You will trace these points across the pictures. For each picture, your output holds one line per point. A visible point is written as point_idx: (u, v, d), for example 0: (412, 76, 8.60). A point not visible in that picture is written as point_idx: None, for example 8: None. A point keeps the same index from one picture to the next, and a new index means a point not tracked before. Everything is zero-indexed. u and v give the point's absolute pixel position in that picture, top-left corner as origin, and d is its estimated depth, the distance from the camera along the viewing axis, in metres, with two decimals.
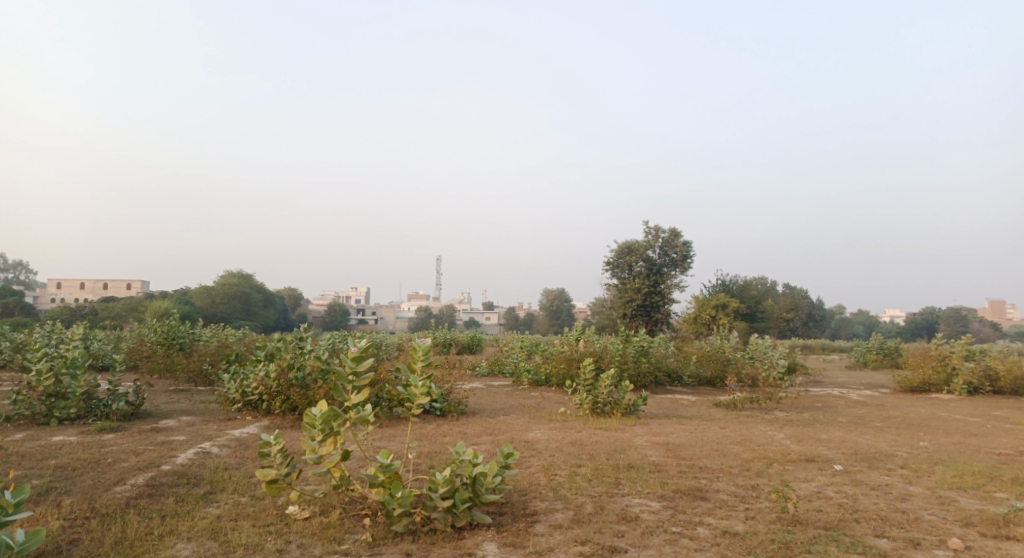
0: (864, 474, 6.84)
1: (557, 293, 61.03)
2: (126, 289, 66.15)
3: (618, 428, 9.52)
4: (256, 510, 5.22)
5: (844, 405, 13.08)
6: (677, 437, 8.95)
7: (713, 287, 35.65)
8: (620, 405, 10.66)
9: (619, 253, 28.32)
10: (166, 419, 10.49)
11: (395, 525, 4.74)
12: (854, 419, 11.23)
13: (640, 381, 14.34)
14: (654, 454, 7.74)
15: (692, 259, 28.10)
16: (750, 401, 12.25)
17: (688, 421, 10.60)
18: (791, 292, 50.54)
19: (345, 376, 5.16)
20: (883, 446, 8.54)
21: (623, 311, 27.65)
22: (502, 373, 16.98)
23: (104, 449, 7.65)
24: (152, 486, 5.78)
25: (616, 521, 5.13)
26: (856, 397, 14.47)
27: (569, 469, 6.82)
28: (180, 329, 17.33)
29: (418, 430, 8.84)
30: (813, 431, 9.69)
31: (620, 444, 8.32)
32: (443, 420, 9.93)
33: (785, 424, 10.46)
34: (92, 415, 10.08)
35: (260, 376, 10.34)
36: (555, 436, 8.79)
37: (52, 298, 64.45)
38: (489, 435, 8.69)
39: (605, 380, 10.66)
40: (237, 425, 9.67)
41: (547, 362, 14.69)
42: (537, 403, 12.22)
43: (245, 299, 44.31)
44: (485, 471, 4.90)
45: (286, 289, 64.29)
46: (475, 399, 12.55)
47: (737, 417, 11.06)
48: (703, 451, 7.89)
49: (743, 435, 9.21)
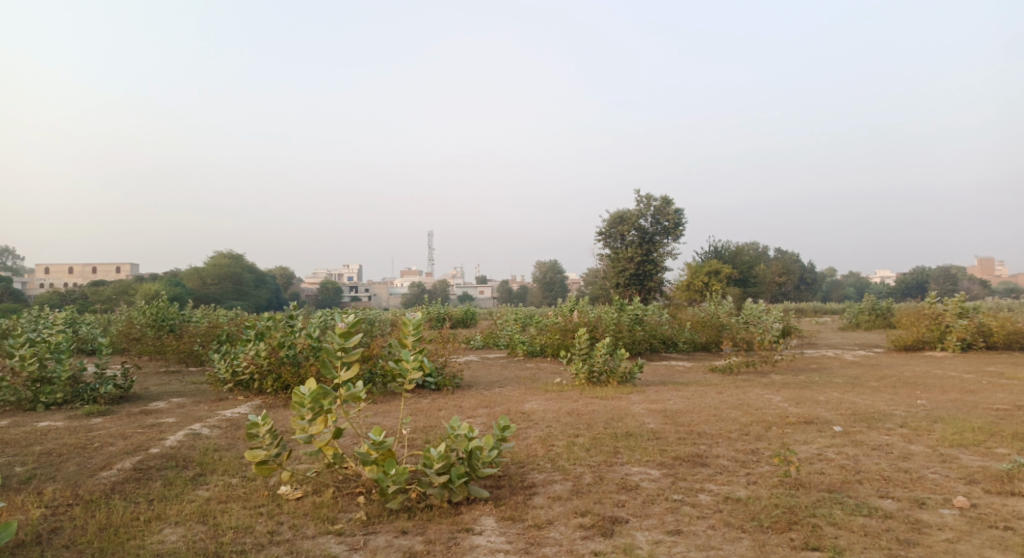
0: (864, 434, 6.76)
1: (550, 264, 60.84)
2: (116, 273, 65.65)
3: (614, 397, 9.43)
4: (247, 491, 5.09)
5: (840, 366, 13.04)
6: (674, 403, 8.86)
7: (705, 253, 35.55)
8: (616, 374, 10.57)
9: (611, 223, 28.14)
10: (156, 401, 10.34)
11: (390, 502, 4.62)
12: (850, 380, 11.19)
13: (635, 349, 14.25)
14: (652, 421, 7.65)
15: (684, 225, 27.96)
16: (746, 365, 12.19)
17: (684, 387, 10.53)
18: (782, 256, 50.56)
19: (333, 352, 5.00)
20: (881, 405, 8.48)
21: (616, 280, 27.56)
22: (496, 345, 16.89)
23: (92, 433, 7.50)
24: (140, 470, 5.64)
25: (616, 491, 5.03)
26: (851, 358, 14.45)
27: (566, 439, 6.71)
28: (169, 310, 17.14)
29: (413, 405, 8.72)
30: (811, 393, 9.64)
31: (617, 412, 8.23)
32: (438, 394, 9.82)
33: (782, 387, 10.41)
34: (81, 399, 9.92)
35: (250, 355, 10.18)
36: (552, 406, 8.69)
37: (41, 284, 63.89)
38: (484, 408, 8.58)
39: (600, 349, 10.55)
40: (229, 405, 9.53)
41: (541, 333, 14.58)
42: (532, 374, 12.11)
43: (236, 279, 43.98)
44: (480, 445, 4.78)
45: (277, 268, 63.89)
46: (470, 372, 12.45)
47: (734, 381, 11.00)
48: (701, 417, 7.80)
49: (740, 400, 9.13)
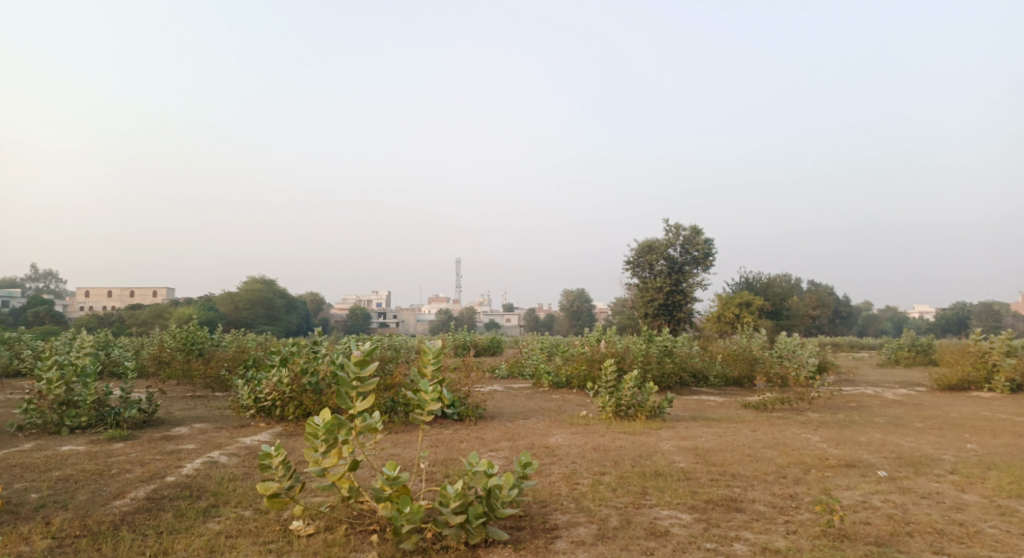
0: (911, 480, 6.37)
1: (578, 293, 60.45)
2: (152, 297, 66.83)
3: (642, 432, 9.10)
4: (259, 525, 4.90)
5: (880, 405, 12.52)
6: (706, 441, 8.50)
7: (736, 285, 34.95)
8: (644, 408, 10.24)
9: (640, 252, 27.81)
10: (179, 426, 10.25)
11: (404, 543, 4.39)
12: (891, 419, 10.70)
13: (664, 382, 13.87)
14: (682, 460, 7.32)
15: (714, 256, 27.50)
16: (780, 402, 11.75)
17: (716, 423, 10.15)
18: (816, 288, 49.54)
19: (349, 382, 4.84)
20: (927, 449, 8.04)
21: (645, 311, 27.14)
22: (521, 375, 16.61)
23: (112, 459, 7.41)
24: (152, 499, 5.49)
25: (644, 537, 4.75)
26: (891, 396, 13.87)
27: (592, 478, 6.43)
28: (198, 334, 17.20)
29: (435, 436, 8.51)
30: (850, 434, 9.20)
31: (646, 449, 7.91)
32: (461, 425, 9.59)
33: (819, 425, 9.98)
34: (104, 423, 9.87)
35: (273, 382, 10.08)
36: (578, 441, 8.40)
37: (80, 306, 65.27)
38: (508, 441, 8.32)
39: (628, 382, 10.24)
40: (250, 432, 9.40)
41: (568, 364, 14.28)
42: (558, 406, 11.81)
43: (267, 304, 44.36)
44: (500, 484, 4.55)
45: (308, 294, 64.47)
46: (495, 402, 12.19)
47: (768, 418, 10.59)
48: (734, 457, 7.45)
49: (775, 438, 8.75)
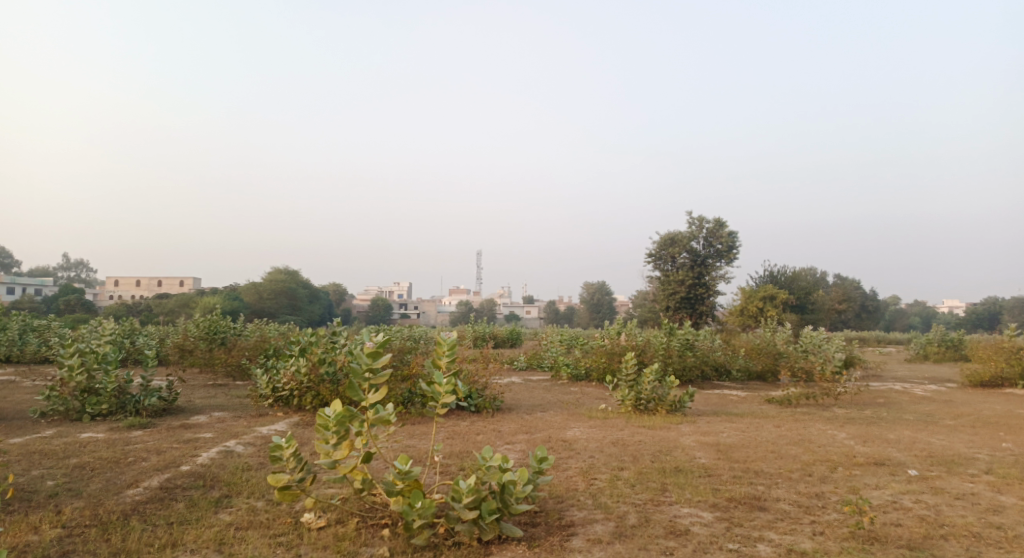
0: (942, 480, 6.13)
1: (599, 285, 60.11)
2: (179, 286, 67.73)
3: (663, 426, 8.93)
4: (270, 517, 4.83)
5: (909, 402, 12.20)
6: (728, 437, 8.31)
7: (760, 278, 34.46)
8: (665, 402, 10.05)
9: (662, 245, 27.49)
10: (198, 415, 10.27)
11: (415, 538, 4.30)
12: (921, 417, 10.40)
13: (685, 376, 13.66)
14: (704, 455, 7.14)
15: (738, 249, 27.12)
16: (805, 397, 11.50)
17: (738, 418, 9.94)
18: (842, 282, 48.73)
19: (360, 373, 4.72)
20: (959, 447, 7.78)
21: (666, 303, 26.85)
22: (541, 367, 16.48)
23: (129, 446, 7.41)
24: (165, 488, 5.44)
25: (663, 536, 4.60)
26: (921, 393, 13.53)
27: (611, 473, 6.28)
28: (221, 324, 17.30)
29: (452, 428, 8.41)
30: (878, 431, 8.95)
31: (666, 444, 7.74)
32: (478, 417, 9.48)
33: (845, 422, 9.72)
34: (125, 411, 9.92)
35: (291, 371, 10.06)
36: (596, 435, 8.25)
37: (109, 295, 66.29)
38: (525, 434, 8.21)
39: (648, 375, 10.07)
40: (267, 422, 9.38)
41: (587, 356, 14.13)
42: (577, 399, 11.67)
43: (291, 295, 44.69)
44: (514, 479, 4.43)
45: (331, 284, 64.86)
46: (513, 395, 12.08)
47: (793, 414, 10.35)
48: (757, 453, 7.25)
49: (800, 435, 8.52)
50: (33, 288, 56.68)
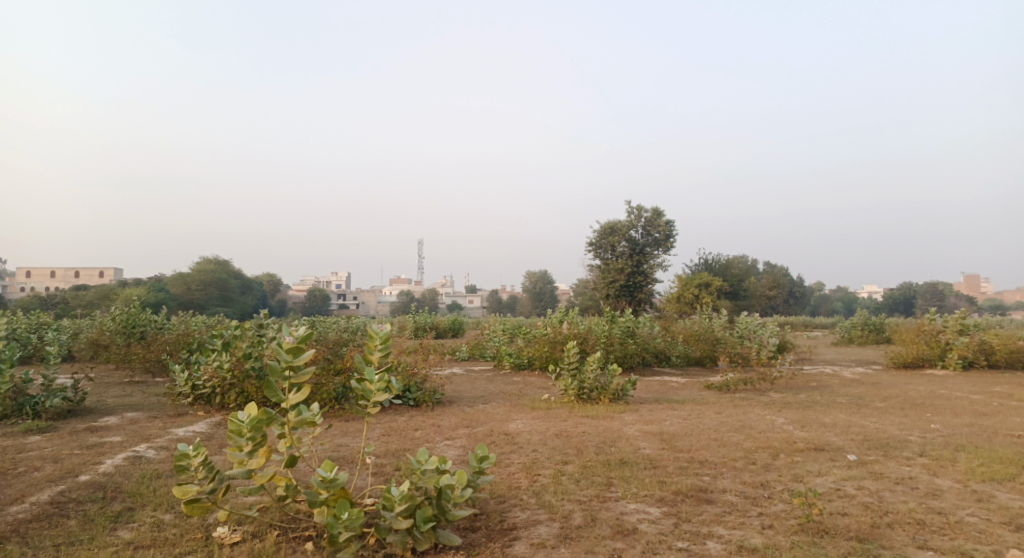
0: (882, 464, 6.08)
1: (539, 273, 60.14)
2: (99, 278, 64.35)
3: (606, 416, 8.72)
4: (177, 532, 4.38)
5: (841, 385, 12.40)
6: (671, 425, 8.16)
7: (695, 266, 35.03)
8: (607, 391, 9.85)
9: (601, 234, 27.54)
10: (108, 416, 9.50)
11: (342, 552, 3.90)
12: (854, 399, 10.53)
13: (626, 363, 13.56)
14: (648, 446, 6.94)
15: (675, 237, 27.38)
16: (744, 382, 11.54)
17: (680, 405, 9.83)
18: (771, 269, 50.12)
19: (279, 371, 4.20)
20: (894, 429, 7.83)
21: (606, 291, 26.92)
22: (482, 357, 16.13)
23: (23, 455, 6.73)
24: (56, 503, 4.88)
25: (610, 536, 4.33)
26: (851, 375, 13.81)
27: (554, 468, 5.99)
28: (140, 317, 16.31)
29: (387, 424, 7.98)
30: (816, 415, 8.97)
31: (610, 435, 7.51)
32: (416, 411, 9.07)
33: (783, 406, 9.74)
34: (24, 413, 9.09)
35: (213, 367, 9.40)
36: (539, 427, 7.96)
37: (22, 287, 62.40)
38: (465, 428, 7.86)
39: (591, 364, 9.85)
40: (186, 421, 8.74)
41: (529, 345, 13.85)
42: (518, 389, 11.37)
43: (221, 286, 43.00)
44: (451, 483, 4.08)
45: (264, 275, 62.78)
46: (453, 386, 11.69)
47: (732, 399, 10.33)
48: (701, 441, 7.10)
49: (741, 421, 8.45)
50: None
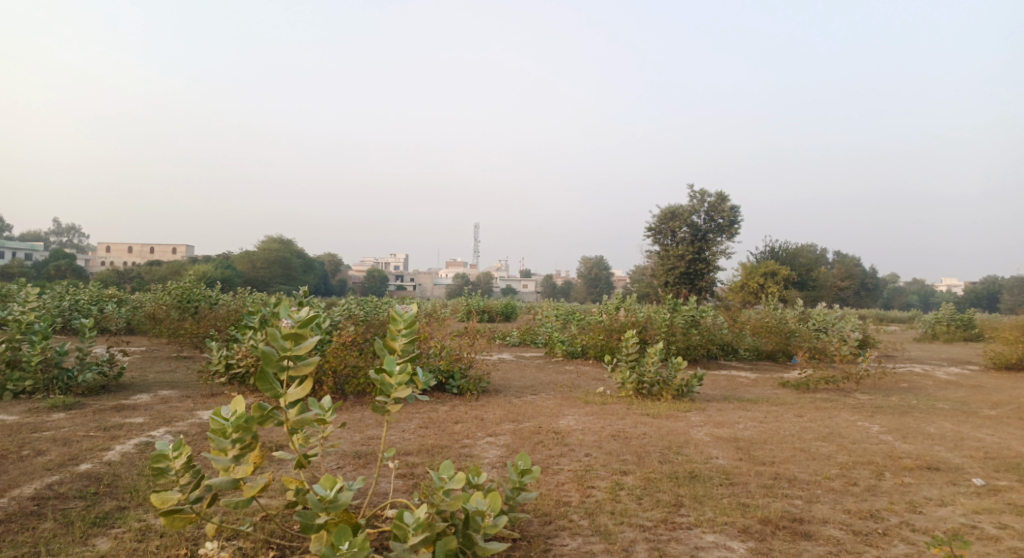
0: (1019, 494, 4.97)
1: (595, 259, 58.84)
2: (172, 254, 66.28)
3: (669, 415, 7.77)
4: (161, 545, 3.74)
5: (936, 387, 11.04)
6: (746, 429, 7.13)
7: (761, 254, 33.30)
8: (670, 386, 8.86)
9: (662, 218, 26.32)
10: (140, 393, 9.04)
11: None
12: (955, 405, 9.24)
13: (690, 355, 12.49)
14: (722, 455, 5.97)
15: (740, 223, 25.88)
16: (825, 381, 10.37)
17: (753, 405, 8.76)
18: (842, 259, 47.62)
19: (275, 361, 3.36)
20: (1016, 446, 6.62)
21: (665, 279, 25.65)
22: (534, 343, 15.28)
23: (35, 435, 6.21)
24: (37, 499, 4.30)
25: None
26: (944, 377, 12.39)
27: (610, 479, 5.10)
28: (195, 292, 16.12)
29: (425, 416, 7.23)
30: (915, 423, 7.78)
31: (674, 438, 6.55)
32: (460, 401, 8.30)
33: (873, 410, 8.57)
34: (56, 388, 8.68)
35: (247, 347, 8.84)
36: (593, 425, 7.06)
37: (101, 262, 64.66)
38: (512, 423, 7.04)
39: (653, 355, 8.88)
40: (216, 402, 8.19)
41: (583, 332, 12.93)
42: (571, 380, 10.48)
43: (284, 264, 43.26)
44: (481, 509, 3.26)
45: (326, 255, 63.36)
46: (501, 374, 10.88)
47: (813, 400, 9.18)
48: (785, 453, 6.10)
49: (828, 428, 7.34)
50: (23, 252, 54.89)
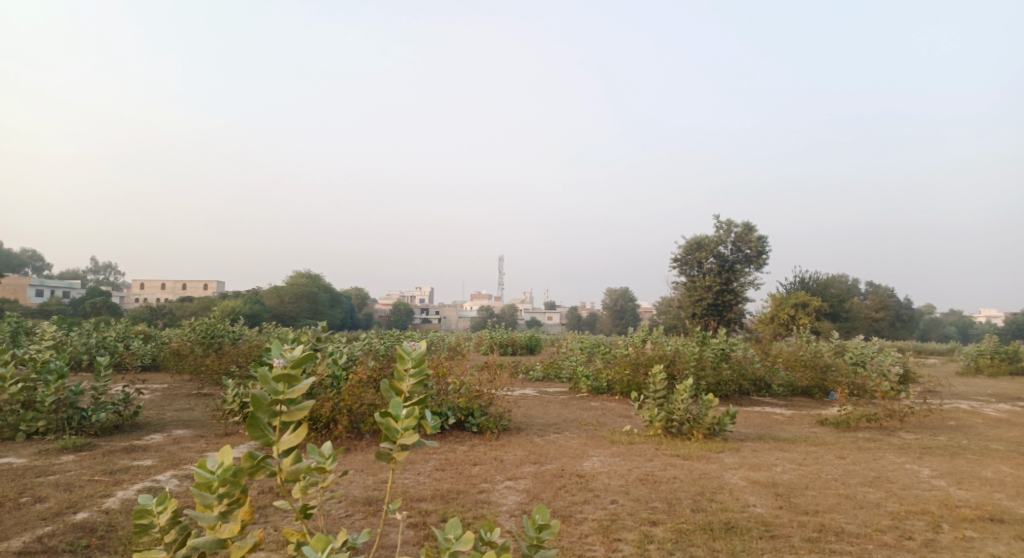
0: None
1: (621, 291, 58.19)
2: (202, 289, 67.06)
3: (701, 456, 7.33)
4: None
5: (986, 425, 10.42)
6: (784, 473, 6.66)
7: (791, 285, 32.54)
8: (701, 424, 8.40)
9: (688, 250, 25.87)
10: (154, 433, 8.82)
11: None
12: (1009, 446, 8.64)
13: (720, 391, 11.98)
14: (759, 502, 5.53)
15: (768, 254, 25.32)
16: (866, 419, 9.82)
17: (790, 445, 8.27)
18: (875, 290, 46.51)
19: (266, 406, 3.06)
20: None
21: (692, 310, 25.10)
22: (558, 378, 14.86)
23: (38, 480, 5.97)
24: (24, 554, 4.03)
25: None
26: (993, 414, 11.70)
27: (637, 530, 4.71)
28: (219, 328, 16.02)
29: (442, 457, 6.89)
30: (968, 466, 7.23)
31: (708, 483, 6.12)
32: (479, 440, 7.95)
33: (920, 451, 8.02)
34: (69, 428, 8.48)
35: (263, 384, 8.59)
36: (619, 467, 6.65)
37: (135, 298, 65.65)
38: (533, 465, 6.67)
39: (682, 392, 8.45)
40: (229, 443, 7.93)
41: (609, 367, 12.49)
42: (597, 418, 10.05)
43: (311, 299, 43.38)
44: None
45: (352, 289, 63.59)
46: (524, 411, 10.48)
47: (854, 440, 8.65)
48: (829, 500, 5.64)
49: (873, 471, 6.84)
50: (59, 290, 55.91)
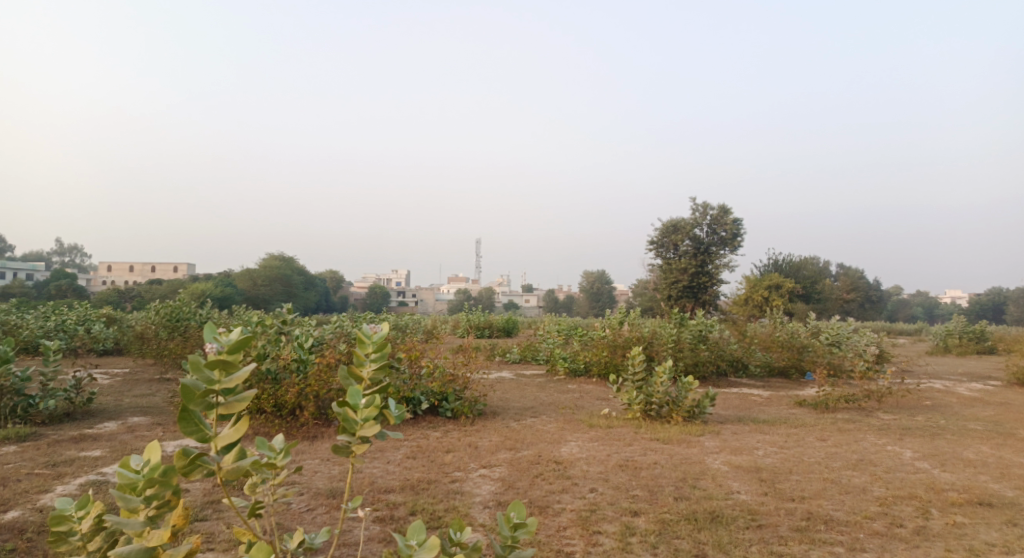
0: None
1: (598, 273, 58.09)
2: (173, 272, 65.63)
3: (681, 440, 7.10)
4: None
5: (962, 404, 10.37)
6: (767, 457, 6.45)
7: (765, 267, 32.63)
8: (680, 407, 8.17)
9: (664, 232, 25.69)
10: (109, 421, 8.36)
11: None
12: (987, 426, 8.56)
13: (698, 372, 11.80)
14: (743, 488, 5.30)
15: (743, 236, 25.27)
16: (845, 400, 9.69)
17: (771, 427, 8.08)
18: (846, 272, 47.01)
19: (199, 396, 2.69)
20: None
21: (668, 292, 25.00)
22: (535, 360, 14.60)
23: None
24: None
25: None
26: (968, 393, 11.67)
27: (618, 522, 4.44)
28: (184, 311, 15.44)
29: (413, 444, 6.56)
30: (951, 447, 7.08)
31: (690, 468, 5.87)
32: (453, 426, 7.63)
33: (902, 433, 7.88)
34: (15, 417, 7.98)
35: None
36: (598, 453, 6.39)
37: (102, 281, 63.91)
38: (508, 451, 6.37)
39: (662, 374, 8.20)
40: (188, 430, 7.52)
41: (586, 349, 12.25)
42: (574, 401, 9.78)
43: (284, 282, 42.55)
44: None
45: (326, 271, 62.64)
46: (499, 394, 10.18)
47: (835, 422, 8.50)
48: (814, 485, 5.42)
49: (857, 453, 6.66)
50: (23, 272, 54.22)
